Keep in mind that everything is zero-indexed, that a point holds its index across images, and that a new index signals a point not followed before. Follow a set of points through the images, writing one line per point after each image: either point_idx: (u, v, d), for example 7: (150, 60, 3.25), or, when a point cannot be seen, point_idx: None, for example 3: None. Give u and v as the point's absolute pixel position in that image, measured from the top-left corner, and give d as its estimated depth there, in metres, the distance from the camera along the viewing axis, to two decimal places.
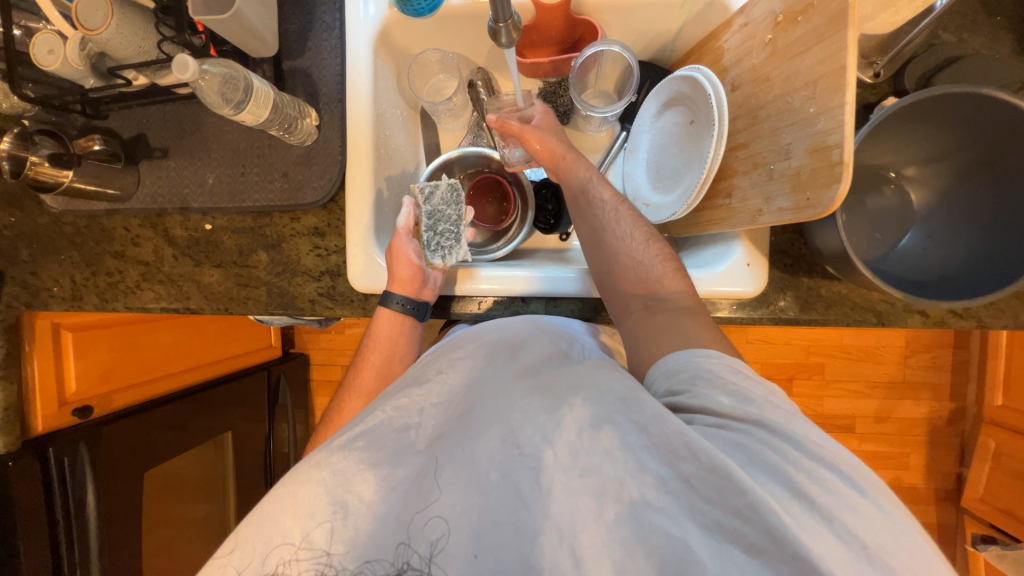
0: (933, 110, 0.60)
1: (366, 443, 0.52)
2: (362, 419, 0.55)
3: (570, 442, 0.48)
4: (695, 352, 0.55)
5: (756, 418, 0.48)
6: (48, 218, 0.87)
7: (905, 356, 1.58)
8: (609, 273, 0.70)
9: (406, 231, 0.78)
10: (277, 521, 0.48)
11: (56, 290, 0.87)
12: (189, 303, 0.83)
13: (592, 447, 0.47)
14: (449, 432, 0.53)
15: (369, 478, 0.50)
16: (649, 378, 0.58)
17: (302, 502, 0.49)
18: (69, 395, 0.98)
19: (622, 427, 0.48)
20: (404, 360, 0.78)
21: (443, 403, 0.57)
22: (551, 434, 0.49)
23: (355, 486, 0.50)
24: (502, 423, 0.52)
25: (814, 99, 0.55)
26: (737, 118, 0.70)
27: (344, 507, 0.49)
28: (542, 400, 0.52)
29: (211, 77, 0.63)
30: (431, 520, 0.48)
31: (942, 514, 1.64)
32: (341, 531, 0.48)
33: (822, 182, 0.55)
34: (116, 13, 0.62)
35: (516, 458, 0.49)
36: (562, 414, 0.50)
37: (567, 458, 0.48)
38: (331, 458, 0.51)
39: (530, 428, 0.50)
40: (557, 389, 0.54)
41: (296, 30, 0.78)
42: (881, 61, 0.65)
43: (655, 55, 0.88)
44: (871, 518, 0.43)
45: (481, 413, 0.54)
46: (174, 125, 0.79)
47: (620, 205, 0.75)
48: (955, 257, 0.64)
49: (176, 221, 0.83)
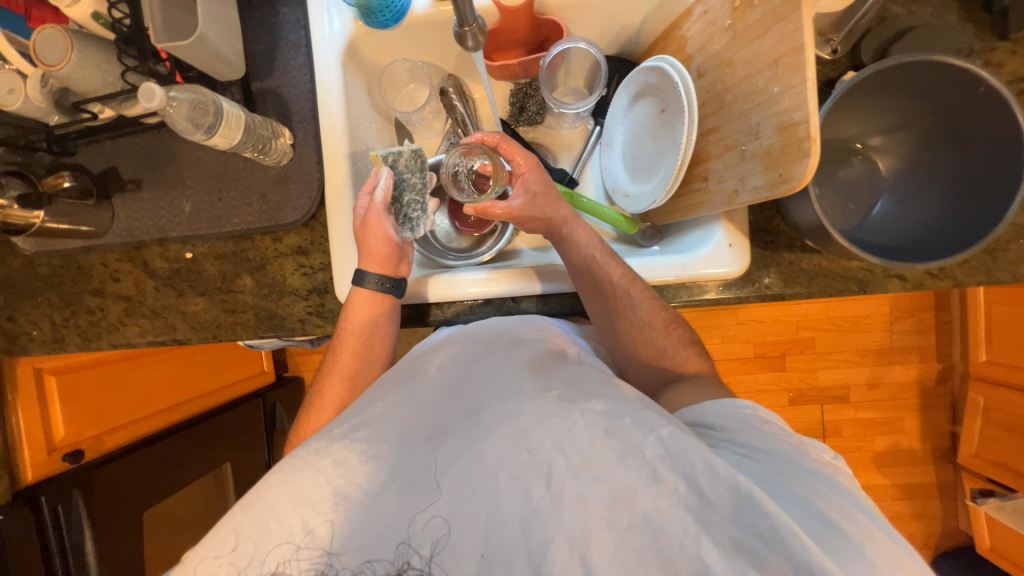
0: (892, 81, 0.62)
1: (367, 435, 0.52)
2: (363, 413, 0.55)
3: (582, 447, 0.48)
4: (730, 403, 0.59)
5: (786, 456, 0.52)
6: (21, 260, 0.84)
7: (891, 322, 1.61)
8: (617, 340, 0.73)
9: (382, 205, 0.73)
10: (272, 507, 0.48)
11: (36, 334, 0.84)
12: (176, 334, 0.82)
13: (604, 452, 0.48)
14: (457, 429, 0.53)
15: (370, 468, 0.50)
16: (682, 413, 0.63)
17: (299, 488, 0.48)
18: (57, 441, 0.97)
19: (638, 430, 0.48)
20: (384, 340, 0.75)
21: (448, 399, 0.57)
22: (564, 440, 0.48)
23: (354, 475, 0.50)
24: (511, 425, 0.51)
25: (777, 79, 0.57)
26: (706, 104, 0.72)
27: (345, 499, 0.48)
28: (555, 402, 0.51)
29: (180, 103, 0.62)
30: (433, 519, 0.48)
31: (941, 473, 1.68)
32: (341, 523, 0.47)
33: (792, 157, 0.56)
34: (76, 47, 0.61)
35: (527, 465, 0.48)
36: (573, 420, 0.49)
37: (579, 463, 0.47)
38: (332, 448, 0.51)
39: (541, 431, 0.49)
40: (568, 391, 0.53)
41: (262, 51, 0.77)
42: (838, 38, 0.68)
43: (621, 49, 0.89)
44: (893, 549, 0.44)
45: (490, 413, 0.53)
46: (146, 156, 0.78)
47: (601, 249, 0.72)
48: (925, 222, 0.66)
49: (156, 252, 0.81)
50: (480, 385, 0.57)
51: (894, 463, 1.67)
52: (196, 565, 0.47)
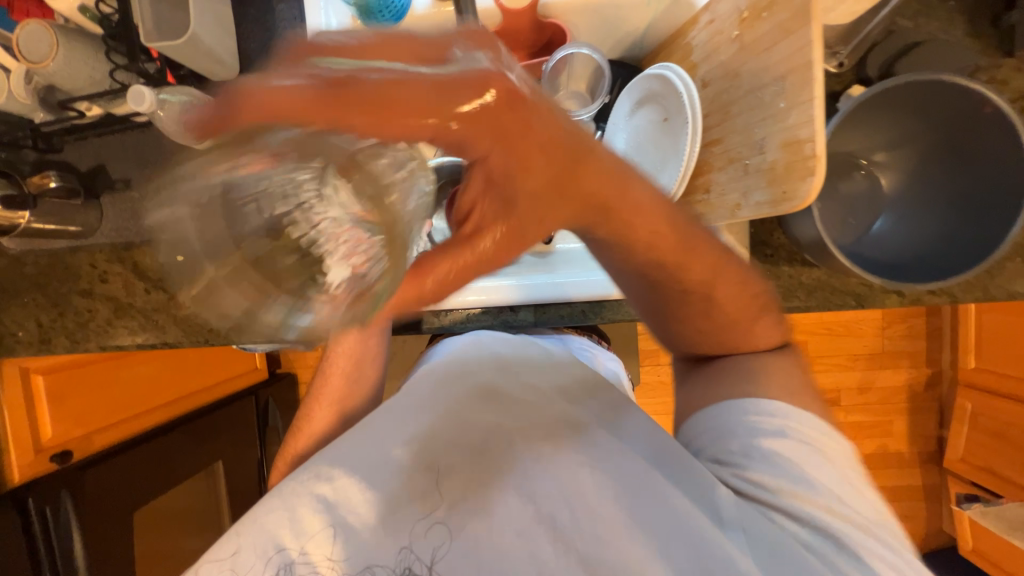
0: (896, 100, 0.62)
1: (367, 467, 0.56)
2: (365, 441, 0.59)
3: (567, 498, 0.53)
4: (757, 411, 0.57)
5: (789, 492, 0.52)
6: (6, 259, 0.81)
7: (883, 327, 1.63)
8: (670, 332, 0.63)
9: None
10: (274, 526, 0.55)
11: (22, 334, 0.82)
12: (167, 337, 0.80)
13: (591, 512, 0.52)
14: (456, 464, 0.56)
15: (369, 498, 0.54)
16: (695, 419, 0.62)
17: (301, 515, 0.54)
18: (45, 442, 0.97)
19: (617, 488, 0.53)
20: (374, 364, 0.76)
21: (450, 420, 0.59)
22: (552, 489, 0.53)
23: (355, 507, 0.54)
24: (507, 473, 0.55)
25: (784, 95, 0.56)
26: (710, 114, 0.71)
27: (345, 525, 0.53)
28: (551, 450, 0.56)
29: (171, 106, 0.60)
30: (425, 534, 0.52)
31: (927, 476, 1.71)
32: (338, 546, 0.53)
33: (796, 175, 0.56)
34: (62, 43, 0.59)
35: (517, 508, 0.53)
36: (563, 472, 0.54)
37: (562, 510, 0.53)
38: (333, 475, 0.56)
39: (536, 479, 0.54)
40: (563, 435, 0.57)
41: (256, 49, 0.75)
42: (844, 50, 0.67)
43: (624, 54, 0.87)
44: None
45: (485, 455, 0.56)
46: (136, 154, 0.76)
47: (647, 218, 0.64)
48: (926, 240, 0.65)
49: (146, 253, 0.79)
50: (480, 418, 0.59)
51: (883, 466, 1.70)
52: (202, 564, 0.55)
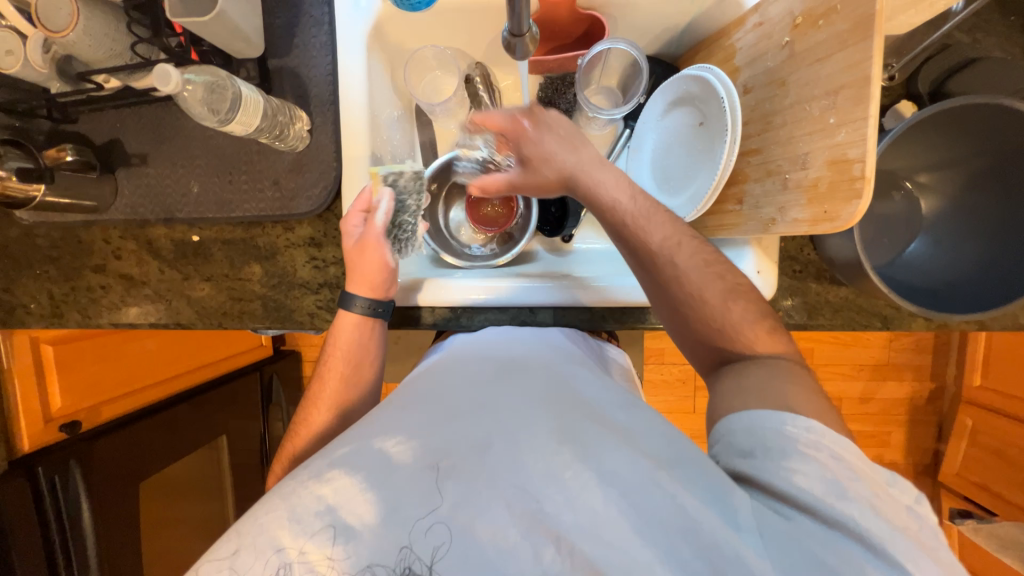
0: (953, 119, 0.59)
1: (368, 460, 0.47)
2: (365, 433, 0.50)
3: (594, 506, 0.45)
4: (795, 420, 0.48)
5: (854, 518, 0.42)
6: (18, 230, 0.79)
7: (890, 340, 1.62)
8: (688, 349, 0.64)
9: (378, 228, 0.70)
10: (267, 528, 0.44)
11: (33, 307, 0.81)
12: (180, 318, 0.79)
13: (618, 517, 0.44)
14: (465, 458, 0.48)
15: (370, 498, 0.45)
16: (730, 434, 0.51)
17: (301, 513, 0.44)
18: (54, 412, 0.96)
19: (651, 500, 0.45)
20: (371, 359, 0.69)
21: (455, 415, 0.53)
22: (575, 498, 0.45)
23: (356, 507, 0.44)
24: (518, 470, 0.47)
25: (835, 110, 0.54)
26: (749, 122, 0.68)
27: (344, 529, 0.44)
28: (571, 453, 0.47)
29: (196, 87, 0.58)
30: (434, 527, 0.44)
31: (920, 487, 1.73)
32: (340, 554, 0.43)
33: (841, 196, 0.54)
34: (85, 11, 0.56)
35: (536, 516, 0.45)
36: (585, 473, 0.46)
37: (588, 522, 0.44)
38: (332, 473, 0.46)
39: (552, 487, 0.46)
40: (581, 436, 0.49)
41: (282, 26, 0.72)
42: (897, 64, 0.64)
43: (661, 50, 0.84)
44: None
45: (498, 452, 0.48)
46: (153, 130, 0.74)
47: (646, 203, 0.66)
48: (959, 267, 0.64)
49: (161, 232, 0.78)
50: (491, 413, 0.52)
51: None
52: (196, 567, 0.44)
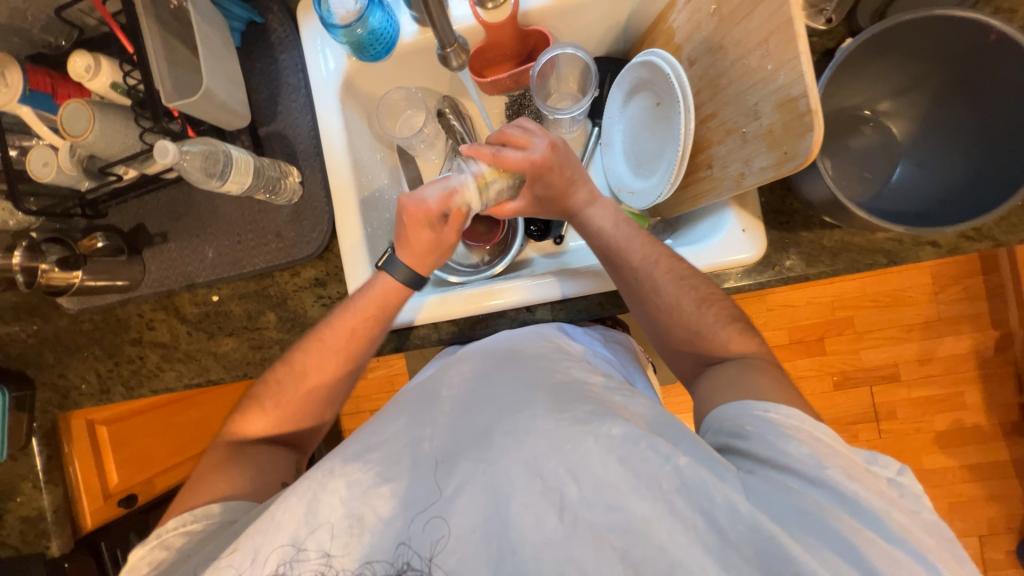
0: (896, 42, 0.59)
1: (380, 456, 0.50)
2: (377, 434, 0.53)
3: (595, 475, 0.45)
4: (768, 406, 0.51)
5: (832, 479, 0.45)
6: (66, 319, 0.88)
7: (935, 292, 1.50)
8: (675, 341, 0.67)
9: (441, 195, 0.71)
10: (286, 523, 0.47)
11: (84, 387, 0.88)
12: (210, 375, 0.85)
13: (619, 480, 0.44)
14: (470, 450, 0.49)
15: (385, 491, 0.48)
16: (711, 419, 0.55)
17: (318, 511, 0.47)
18: (112, 488, 1.03)
19: (654, 461, 0.45)
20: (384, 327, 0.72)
21: (461, 411, 0.55)
22: (576, 467, 0.45)
23: (371, 500, 0.48)
24: (523, 449, 0.47)
25: (770, 56, 0.56)
26: (701, 91, 0.71)
27: (360, 521, 0.47)
28: (568, 425, 0.48)
29: (193, 157, 0.66)
30: (431, 520, 0.46)
31: (1016, 449, 1.54)
32: (358, 544, 0.46)
33: (796, 133, 0.55)
34: (97, 116, 0.66)
35: (540, 493, 0.45)
36: (587, 445, 0.46)
37: (592, 491, 0.45)
38: (347, 468, 0.49)
39: (554, 459, 0.46)
40: (582, 411, 0.49)
41: (266, 98, 0.81)
42: (830, 6, 0.67)
43: (611, 49, 0.89)
44: None
45: (503, 434, 0.49)
46: (169, 210, 0.83)
47: (625, 228, 0.72)
48: (950, 182, 0.63)
49: (186, 298, 0.85)
50: (492, 403, 0.54)
51: (963, 443, 1.54)
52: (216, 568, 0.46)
